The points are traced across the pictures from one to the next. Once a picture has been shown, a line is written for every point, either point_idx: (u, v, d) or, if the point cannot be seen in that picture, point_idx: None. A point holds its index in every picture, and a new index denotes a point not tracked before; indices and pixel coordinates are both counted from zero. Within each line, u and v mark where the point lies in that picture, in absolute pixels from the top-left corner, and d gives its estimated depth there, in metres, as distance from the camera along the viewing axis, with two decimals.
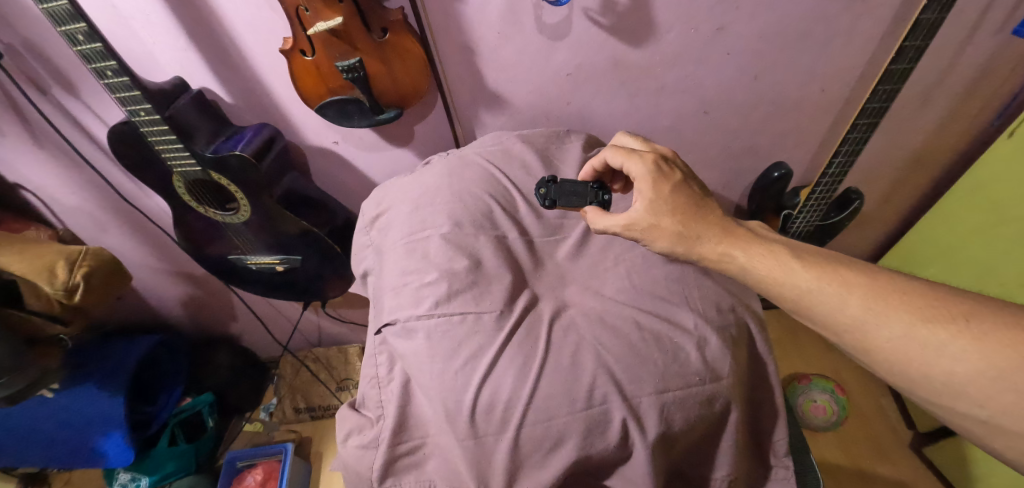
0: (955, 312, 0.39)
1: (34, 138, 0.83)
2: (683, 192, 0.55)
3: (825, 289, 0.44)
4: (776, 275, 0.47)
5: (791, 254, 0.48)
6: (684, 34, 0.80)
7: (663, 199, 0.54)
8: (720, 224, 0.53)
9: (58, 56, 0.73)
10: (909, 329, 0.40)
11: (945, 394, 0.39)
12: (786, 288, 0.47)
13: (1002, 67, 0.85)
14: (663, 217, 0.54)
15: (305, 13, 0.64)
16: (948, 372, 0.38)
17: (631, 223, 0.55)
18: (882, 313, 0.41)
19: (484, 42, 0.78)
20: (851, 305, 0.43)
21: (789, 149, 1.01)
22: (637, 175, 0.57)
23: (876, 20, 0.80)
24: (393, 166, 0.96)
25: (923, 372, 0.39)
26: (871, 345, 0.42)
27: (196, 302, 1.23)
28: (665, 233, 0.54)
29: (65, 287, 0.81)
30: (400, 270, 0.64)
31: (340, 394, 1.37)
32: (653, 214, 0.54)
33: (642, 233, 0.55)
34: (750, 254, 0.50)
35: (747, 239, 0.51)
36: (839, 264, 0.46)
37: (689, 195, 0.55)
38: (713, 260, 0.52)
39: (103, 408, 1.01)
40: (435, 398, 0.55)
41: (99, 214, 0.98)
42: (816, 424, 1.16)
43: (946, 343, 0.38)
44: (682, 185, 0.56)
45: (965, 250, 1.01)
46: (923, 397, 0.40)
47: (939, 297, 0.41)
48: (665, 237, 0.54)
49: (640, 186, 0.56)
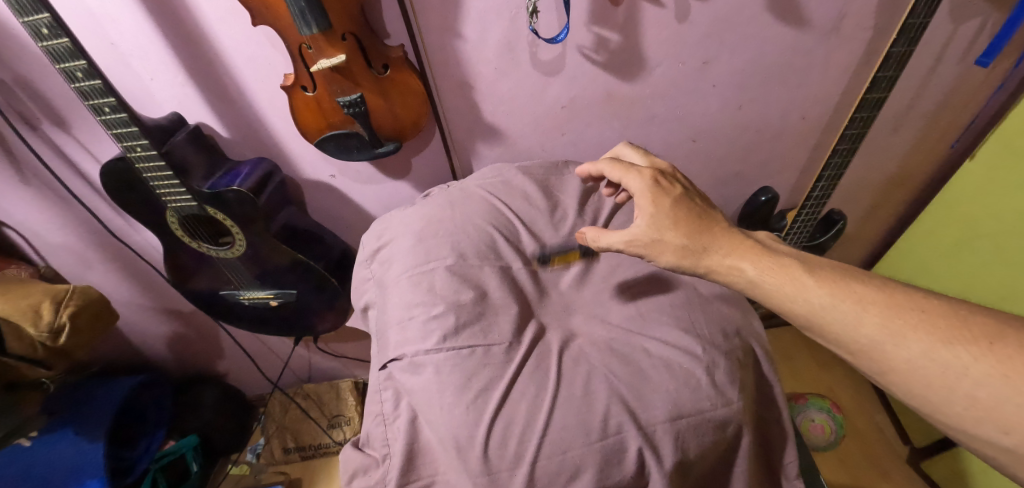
0: (977, 334, 0.40)
1: (21, 175, 0.82)
2: (685, 204, 0.56)
3: (839, 305, 0.46)
4: (786, 289, 0.48)
5: (800, 266, 0.50)
6: (672, 68, 0.83)
7: (665, 212, 0.55)
8: (726, 236, 0.54)
9: (54, 92, 0.72)
10: (930, 350, 0.41)
11: (968, 419, 0.40)
12: (799, 305, 0.47)
13: (965, 94, 0.91)
14: (666, 231, 0.55)
15: (308, 50, 0.65)
16: (971, 397, 0.39)
17: (635, 239, 0.57)
18: (899, 333, 0.43)
19: (482, 77, 0.80)
20: (866, 324, 0.44)
21: (774, 174, 1.05)
22: (637, 190, 0.58)
23: (850, 53, 0.85)
24: (390, 198, 0.96)
25: (945, 396, 0.40)
26: (889, 366, 0.43)
27: (181, 340, 1.19)
28: (670, 246, 0.55)
29: (50, 329, 0.79)
30: (404, 303, 0.63)
31: (332, 432, 1.33)
32: (657, 228, 0.55)
33: (645, 249, 0.56)
34: (759, 266, 0.51)
35: (754, 250, 0.52)
36: (852, 280, 0.47)
37: (690, 206, 0.56)
38: (722, 272, 0.53)
39: (79, 454, 0.95)
40: (445, 436, 0.54)
41: (84, 252, 0.95)
42: (818, 445, 1.16)
43: (969, 367, 0.39)
44: (684, 197, 0.57)
45: (944, 266, 1.04)
46: (943, 421, 0.41)
47: (960, 317, 0.42)
48: (669, 251, 0.55)
49: (641, 200, 0.58)
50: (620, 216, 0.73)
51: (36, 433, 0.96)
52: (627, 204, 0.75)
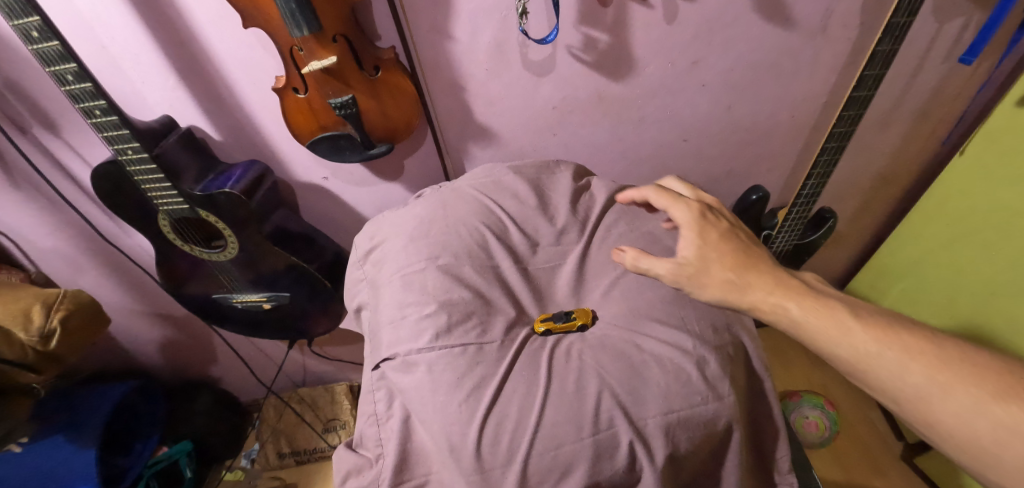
0: (1019, 391, 0.44)
1: (11, 179, 0.81)
2: (731, 241, 0.56)
3: (888, 354, 0.47)
4: (836, 334, 0.49)
5: (843, 307, 0.51)
6: (662, 68, 0.84)
7: (713, 245, 0.56)
8: (772, 275, 0.54)
9: (44, 96, 0.72)
10: (975, 404, 0.44)
11: (1006, 471, 0.43)
12: (848, 350, 0.49)
13: (950, 92, 0.92)
14: (711, 264, 0.55)
15: (299, 52, 0.65)
16: (1011, 450, 0.42)
17: (680, 269, 0.56)
18: (947, 387, 0.45)
19: (473, 78, 0.80)
20: (914, 376, 0.46)
21: (765, 172, 1.06)
22: (684, 221, 0.58)
23: (837, 52, 0.86)
24: (383, 199, 0.96)
25: (986, 446, 0.43)
26: (933, 416, 0.46)
27: (175, 345, 1.19)
28: (715, 279, 0.54)
29: (40, 333, 0.79)
30: (397, 302, 0.64)
31: (327, 437, 1.32)
32: (704, 260, 0.55)
33: (690, 280, 0.55)
34: (806, 308, 0.51)
35: (800, 290, 0.52)
36: (900, 329, 0.49)
37: (736, 243, 0.56)
38: (767, 310, 0.52)
39: (71, 461, 0.94)
40: (439, 435, 0.54)
41: (75, 256, 0.95)
42: (811, 441, 1.16)
43: (1013, 422, 0.43)
44: (730, 233, 0.57)
45: (931, 262, 1.06)
46: (975, 468, 0.45)
47: (1001, 373, 0.45)
48: (714, 283, 0.54)
49: (687, 231, 0.57)
50: (611, 214, 0.74)
51: (27, 439, 0.94)
52: (618, 203, 0.76)
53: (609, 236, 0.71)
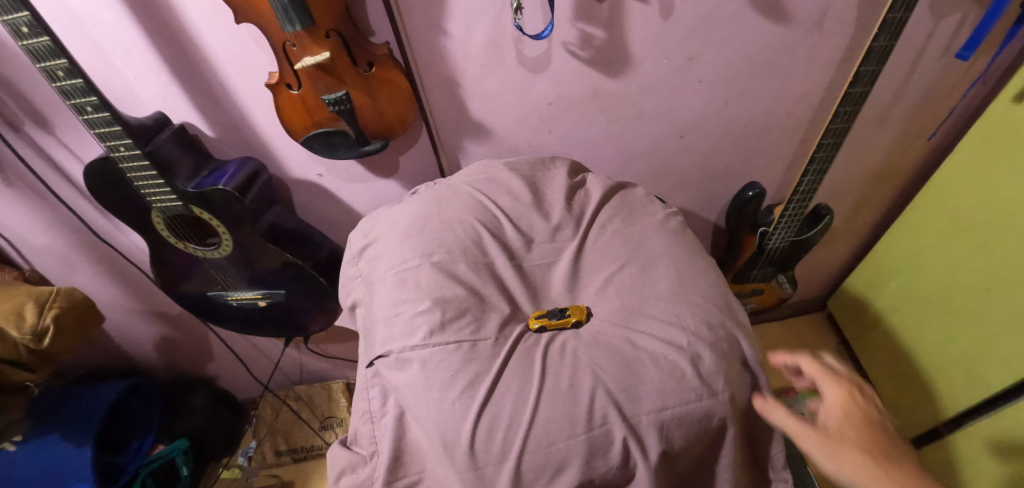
0: None
1: (3, 177, 0.81)
2: (877, 427, 0.56)
3: None
4: None
5: None
6: (658, 64, 0.83)
7: (854, 425, 0.56)
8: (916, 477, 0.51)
9: (35, 92, 0.72)
10: None
11: None
12: None
13: (946, 88, 0.92)
14: (848, 441, 0.54)
15: (292, 47, 0.65)
16: None
17: (816, 432, 0.55)
18: None
19: (468, 74, 0.80)
20: None
21: (762, 169, 1.06)
22: (833, 395, 0.59)
23: (833, 48, 0.85)
24: (378, 196, 0.96)
25: None
26: None
27: (171, 344, 1.19)
28: (851, 455, 0.53)
29: (33, 331, 0.79)
30: (391, 299, 0.63)
31: (324, 433, 1.32)
32: (842, 435, 0.55)
33: (821, 446, 0.54)
34: None
35: None
36: None
37: (881, 431, 0.56)
38: None
39: (65, 460, 0.94)
40: (433, 431, 0.54)
41: (69, 254, 0.94)
42: (806, 437, 1.17)
43: None
44: (880, 423, 0.56)
45: (928, 259, 1.06)
46: None
47: None
48: (849, 459, 0.53)
49: (835, 407, 0.58)
50: (606, 211, 0.74)
51: (21, 438, 0.95)
52: (613, 199, 0.76)
53: (604, 232, 0.71)
